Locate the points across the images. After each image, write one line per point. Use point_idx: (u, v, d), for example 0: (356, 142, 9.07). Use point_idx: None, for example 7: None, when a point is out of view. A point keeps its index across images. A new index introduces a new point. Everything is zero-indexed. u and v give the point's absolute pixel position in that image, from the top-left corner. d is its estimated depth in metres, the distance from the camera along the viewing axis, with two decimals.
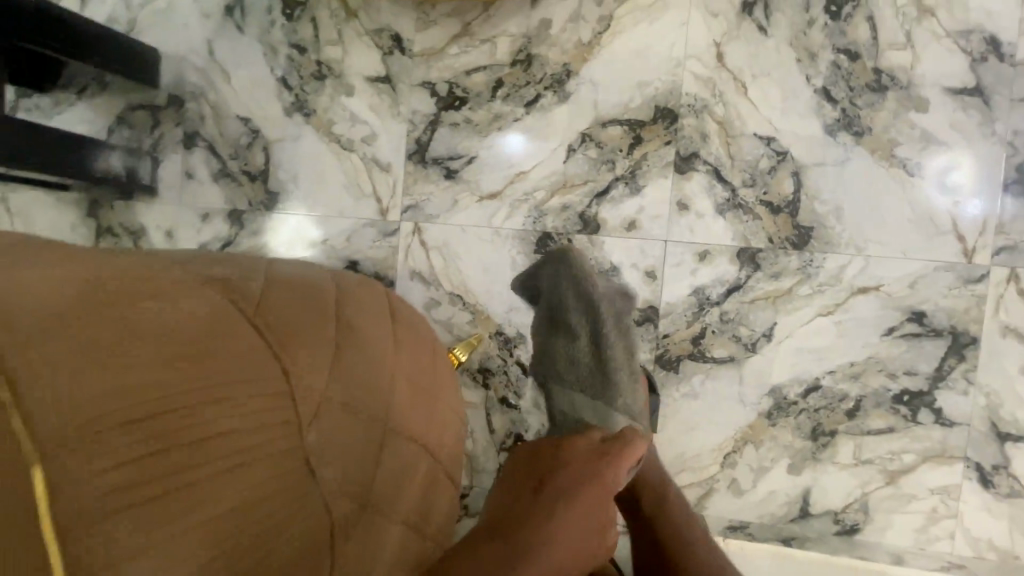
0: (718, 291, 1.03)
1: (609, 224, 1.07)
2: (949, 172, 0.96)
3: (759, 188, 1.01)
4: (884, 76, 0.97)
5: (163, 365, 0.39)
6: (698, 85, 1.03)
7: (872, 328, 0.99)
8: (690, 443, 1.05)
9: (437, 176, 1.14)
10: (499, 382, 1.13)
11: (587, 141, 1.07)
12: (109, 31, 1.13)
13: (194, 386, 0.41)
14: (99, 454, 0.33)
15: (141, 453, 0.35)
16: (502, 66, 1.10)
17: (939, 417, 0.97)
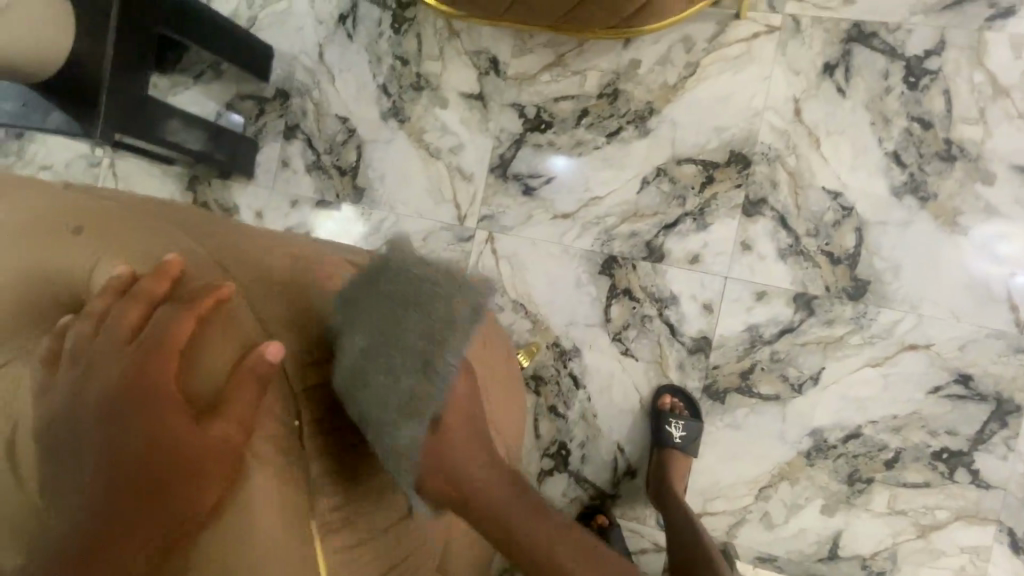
0: (772, 331, 1.09)
1: (673, 255, 1.14)
2: (1001, 238, 1.00)
3: (822, 238, 1.07)
4: (955, 147, 1.02)
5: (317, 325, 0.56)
6: (774, 136, 1.09)
7: (919, 384, 1.03)
8: (728, 472, 1.10)
9: (515, 192, 1.22)
10: (550, 391, 1.19)
11: (661, 175, 1.14)
12: (236, 27, 1.25)
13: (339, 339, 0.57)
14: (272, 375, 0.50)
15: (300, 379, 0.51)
16: (589, 97, 1.18)
17: (976, 478, 1.00)
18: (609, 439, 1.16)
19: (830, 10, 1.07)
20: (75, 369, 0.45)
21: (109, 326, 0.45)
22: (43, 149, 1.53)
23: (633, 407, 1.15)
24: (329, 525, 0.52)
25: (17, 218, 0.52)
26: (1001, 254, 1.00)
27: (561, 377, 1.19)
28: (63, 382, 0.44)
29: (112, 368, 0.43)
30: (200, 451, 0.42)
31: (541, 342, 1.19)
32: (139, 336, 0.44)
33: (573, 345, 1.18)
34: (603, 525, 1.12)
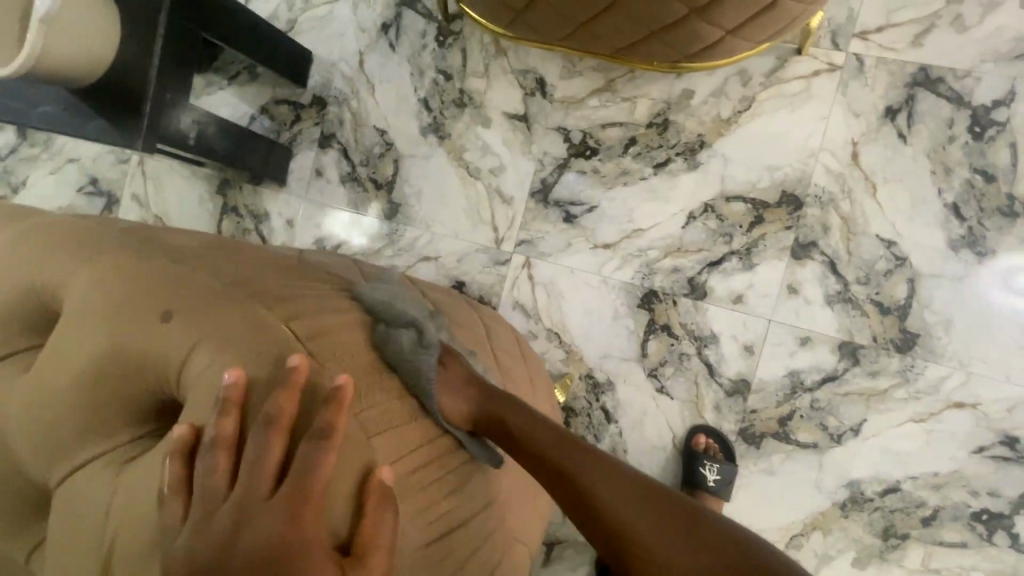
0: (813, 378, 1.06)
1: (716, 294, 1.11)
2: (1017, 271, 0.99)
3: (872, 287, 1.04)
4: (1017, 203, 0.99)
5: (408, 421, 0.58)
6: (828, 179, 1.06)
7: (962, 443, 1.00)
8: (759, 517, 1.08)
9: (556, 218, 1.19)
10: (581, 423, 1.17)
11: (708, 212, 1.12)
12: (275, 31, 1.21)
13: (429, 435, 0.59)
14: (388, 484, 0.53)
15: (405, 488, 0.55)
16: (638, 126, 1.15)
17: (1015, 542, 0.98)
18: None
19: (896, 51, 1.04)
20: (206, 501, 0.46)
21: (247, 471, 0.47)
22: (72, 142, 1.50)
23: (665, 446, 1.13)
24: None
25: (113, 302, 0.54)
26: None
27: (592, 410, 1.17)
28: (195, 526, 0.45)
29: (258, 521, 0.44)
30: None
31: (574, 373, 1.17)
32: (281, 487, 0.46)
33: (607, 378, 1.16)
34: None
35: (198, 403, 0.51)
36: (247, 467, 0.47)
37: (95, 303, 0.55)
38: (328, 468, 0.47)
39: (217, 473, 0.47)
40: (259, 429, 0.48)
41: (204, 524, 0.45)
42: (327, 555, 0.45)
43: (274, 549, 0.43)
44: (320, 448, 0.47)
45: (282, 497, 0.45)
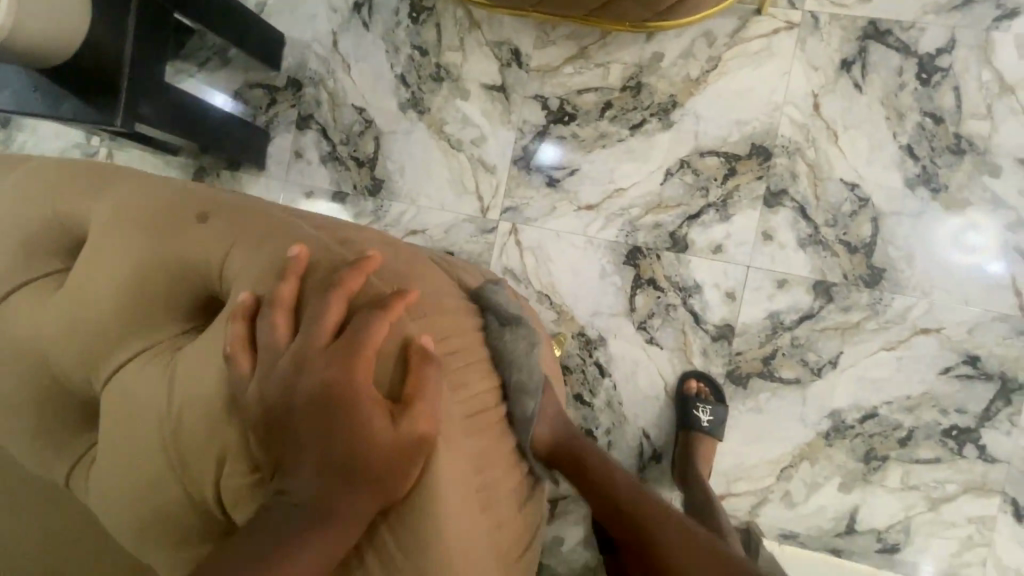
0: (792, 317, 1.13)
1: (697, 246, 1.16)
2: (967, 232, 1.07)
3: (840, 227, 1.11)
4: (964, 141, 1.07)
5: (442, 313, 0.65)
6: (793, 129, 1.13)
7: (930, 366, 1.08)
8: (750, 453, 1.14)
9: (539, 183, 1.22)
10: (576, 380, 1.21)
11: (685, 167, 1.17)
12: (247, 12, 1.20)
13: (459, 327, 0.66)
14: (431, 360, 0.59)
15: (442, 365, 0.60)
16: (612, 90, 1.19)
17: (982, 452, 1.07)
18: (635, 425, 1.19)
19: (847, 8, 1.11)
20: (270, 359, 0.54)
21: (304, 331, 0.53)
22: (33, 138, 1.45)
23: (658, 394, 1.18)
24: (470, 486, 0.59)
25: (172, 224, 0.64)
26: (975, 244, 1.07)
27: (586, 366, 1.20)
28: (261, 377, 0.53)
29: (316, 364, 0.51)
30: (392, 433, 0.51)
31: (567, 332, 1.21)
32: (334, 340, 0.53)
33: (598, 335, 1.20)
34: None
35: (259, 287, 0.59)
36: (306, 325, 0.54)
37: (146, 227, 0.63)
38: (378, 326, 0.53)
39: (281, 332, 0.55)
40: (318, 297, 0.55)
41: (270, 372, 0.53)
42: (375, 399, 0.51)
43: (329, 386, 0.50)
44: (372, 313, 0.54)
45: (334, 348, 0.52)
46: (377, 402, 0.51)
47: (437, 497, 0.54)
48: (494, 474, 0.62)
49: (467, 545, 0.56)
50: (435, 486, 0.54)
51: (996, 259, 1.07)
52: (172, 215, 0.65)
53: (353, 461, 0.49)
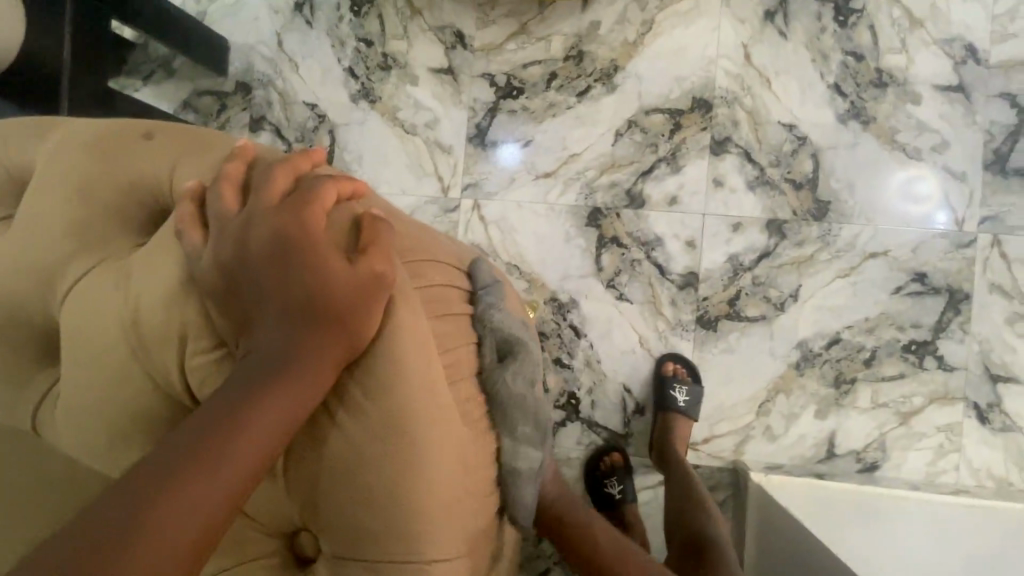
0: (750, 258, 1.17)
1: (654, 200, 1.20)
2: (915, 183, 1.14)
3: (783, 167, 1.17)
4: (885, 75, 1.15)
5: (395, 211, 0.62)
6: (729, 80, 1.19)
7: (882, 288, 1.14)
8: (728, 394, 1.18)
9: (496, 158, 1.25)
10: (553, 344, 1.22)
11: (632, 127, 1.21)
12: (194, 24, 1.21)
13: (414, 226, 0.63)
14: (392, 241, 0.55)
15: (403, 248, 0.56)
16: (556, 61, 1.23)
17: (941, 363, 1.13)
18: (615, 381, 1.21)
19: None
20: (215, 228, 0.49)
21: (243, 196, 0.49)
22: None
23: (634, 348, 1.21)
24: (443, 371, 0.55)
25: (87, 134, 0.57)
26: (923, 194, 1.14)
27: (561, 330, 1.22)
28: (212, 245, 0.48)
29: (268, 218, 0.48)
30: (351, 292, 0.47)
31: (539, 299, 1.23)
32: (286, 198, 0.49)
33: (570, 298, 1.22)
34: (615, 461, 1.18)
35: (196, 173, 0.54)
36: (253, 193, 0.50)
37: (62, 141, 0.56)
38: (329, 188, 0.50)
39: (225, 201, 0.50)
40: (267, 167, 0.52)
41: (219, 238, 0.48)
42: (334, 251, 0.48)
43: (284, 236, 0.47)
44: (324, 177, 0.51)
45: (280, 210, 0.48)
46: (330, 258, 0.47)
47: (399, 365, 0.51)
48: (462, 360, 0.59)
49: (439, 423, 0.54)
50: (395, 356, 0.50)
51: (940, 208, 1.13)
52: (92, 128, 0.58)
53: (309, 321, 0.46)
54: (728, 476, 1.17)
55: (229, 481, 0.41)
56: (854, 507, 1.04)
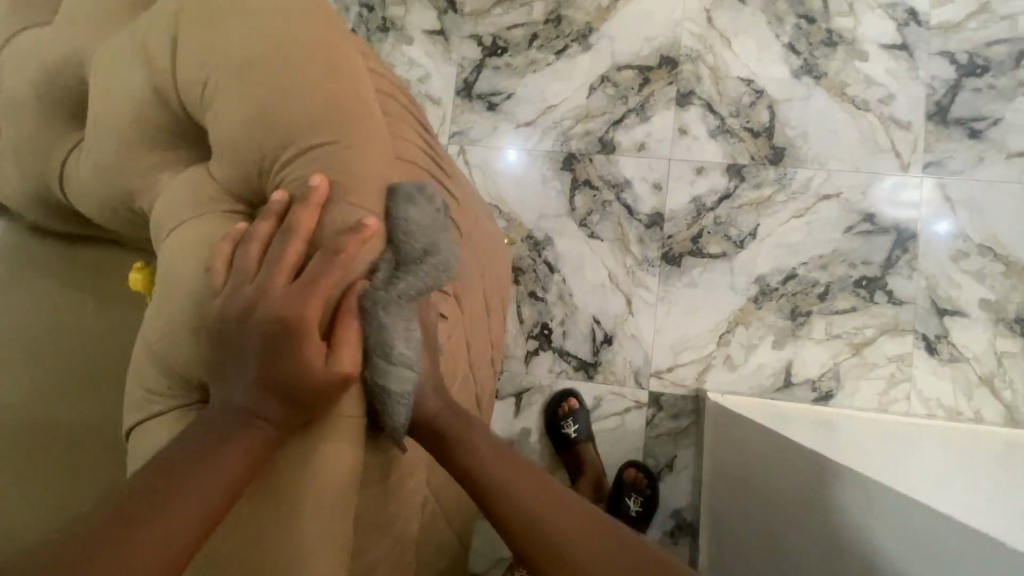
0: (712, 199, 1.27)
1: (623, 147, 1.31)
2: (900, 189, 1.21)
3: (743, 117, 1.27)
4: (835, 35, 1.26)
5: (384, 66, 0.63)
6: (693, 40, 1.30)
7: (835, 227, 1.22)
8: (690, 325, 1.25)
9: (480, 109, 1.37)
10: (528, 278, 1.31)
11: (605, 81, 1.33)
12: None
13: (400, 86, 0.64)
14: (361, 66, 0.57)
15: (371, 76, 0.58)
16: (537, 23, 1.36)
17: (891, 297, 1.20)
18: (585, 314, 1.28)
19: None
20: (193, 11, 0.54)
21: (242, 30, 0.53)
22: None
23: (603, 283, 1.28)
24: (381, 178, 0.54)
25: None
26: (912, 200, 1.21)
27: (536, 265, 1.31)
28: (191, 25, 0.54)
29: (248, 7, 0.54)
30: (298, 70, 0.52)
31: (516, 237, 1.32)
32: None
33: (545, 236, 1.31)
34: (574, 406, 1.24)
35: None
36: None
37: None
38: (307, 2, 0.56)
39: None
40: None
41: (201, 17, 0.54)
42: (294, 41, 0.53)
43: (258, 19, 0.53)
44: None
45: (273, 87, 0.52)
46: (290, 43, 0.53)
47: (311, 325, 0.49)
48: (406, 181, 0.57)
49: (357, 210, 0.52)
50: (320, 133, 0.52)
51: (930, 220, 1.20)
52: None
53: (260, 86, 0.52)
54: (691, 404, 1.24)
55: (201, 505, 0.46)
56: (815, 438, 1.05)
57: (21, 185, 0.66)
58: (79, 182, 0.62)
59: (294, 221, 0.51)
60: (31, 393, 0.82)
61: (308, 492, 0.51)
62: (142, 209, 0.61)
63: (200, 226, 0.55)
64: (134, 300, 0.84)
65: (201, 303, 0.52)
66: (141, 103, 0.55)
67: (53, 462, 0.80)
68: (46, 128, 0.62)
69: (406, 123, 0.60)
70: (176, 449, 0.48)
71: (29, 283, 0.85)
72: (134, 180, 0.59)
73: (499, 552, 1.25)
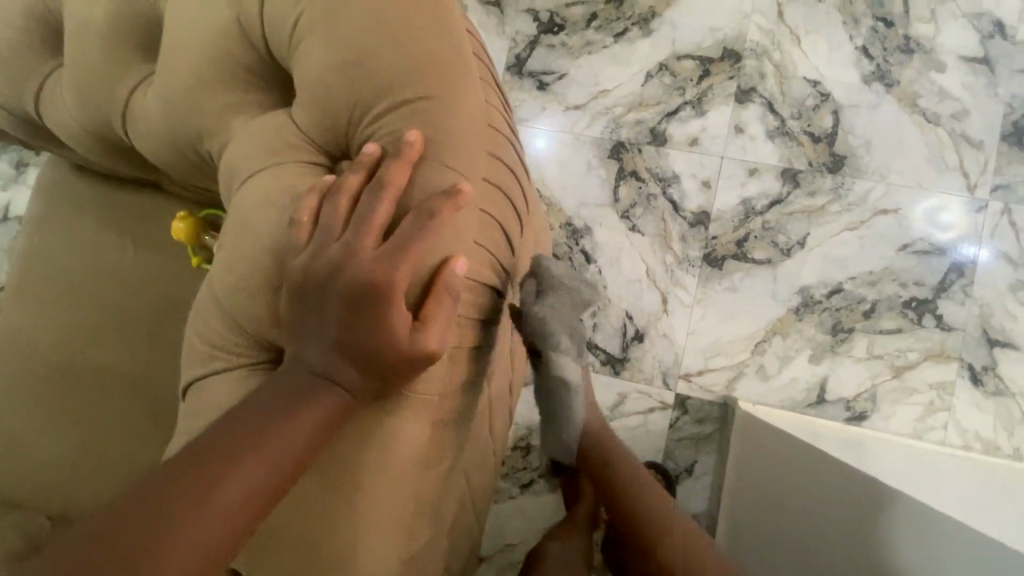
0: (763, 203, 1.22)
1: (676, 140, 1.26)
2: (938, 214, 1.16)
3: (804, 120, 1.22)
4: (912, 42, 1.19)
5: (473, 34, 0.61)
6: (760, 35, 1.25)
7: (889, 244, 1.17)
8: (726, 331, 1.22)
9: (530, 87, 1.31)
10: (563, 267, 1.27)
11: (663, 70, 1.27)
12: None
13: (486, 56, 0.62)
14: (460, 29, 0.55)
15: (468, 42, 0.56)
16: (598, 3, 1.30)
17: (940, 321, 1.15)
18: (618, 308, 1.25)
19: None
20: None
21: None
22: None
23: (640, 279, 1.25)
24: (476, 146, 0.53)
25: None
26: (947, 222, 1.16)
27: (573, 254, 1.27)
28: None
29: None
30: (405, 27, 0.51)
31: (555, 223, 1.28)
32: None
33: (584, 225, 1.27)
34: None
35: None
36: None
37: None
38: None
39: None
40: None
41: None
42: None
43: None
44: None
45: (377, 40, 0.50)
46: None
47: (400, 293, 0.47)
48: (494, 152, 0.55)
49: (453, 177, 0.51)
50: (422, 94, 0.50)
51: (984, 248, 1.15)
52: None
53: (365, 39, 0.50)
54: (717, 410, 1.21)
55: (272, 469, 0.45)
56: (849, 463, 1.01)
57: (79, 119, 0.64)
58: (144, 121, 0.60)
59: (385, 177, 0.48)
60: (67, 335, 0.82)
61: (375, 468, 0.51)
62: (209, 151, 0.59)
63: (278, 174, 0.52)
64: (176, 248, 0.83)
65: (280, 258, 0.50)
66: (224, 37, 0.53)
67: (88, 401, 0.81)
68: (111, 63, 0.59)
69: (494, 96, 0.58)
70: (247, 413, 0.47)
71: (71, 224, 0.84)
72: (203, 122, 0.56)
73: (507, 537, 1.25)
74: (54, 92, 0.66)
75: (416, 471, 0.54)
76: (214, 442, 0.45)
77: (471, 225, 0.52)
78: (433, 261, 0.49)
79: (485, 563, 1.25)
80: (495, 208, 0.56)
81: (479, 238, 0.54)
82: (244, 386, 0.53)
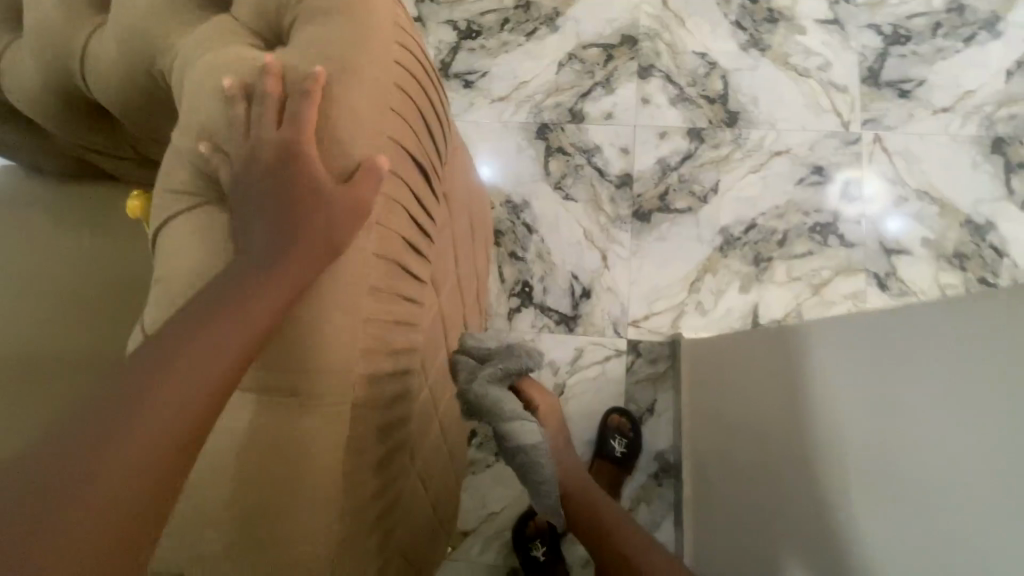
0: (676, 159, 1.37)
1: (593, 116, 1.41)
2: (851, 185, 1.32)
3: (699, 86, 1.39)
4: (775, 13, 1.40)
5: None
6: (651, 21, 1.43)
7: (788, 180, 1.33)
8: (663, 276, 1.33)
9: (458, 86, 1.45)
10: (509, 240, 1.37)
11: (573, 59, 1.43)
12: None
13: None
14: None
15: None
16: (508, 9, 1.47)
17: (842, 240, 1.30)
18: (564, 270, 1.35)
19: None
20: None
21: None
22: None
23: (578, 240, 1.36)
24: (394, 35, 0.59)
25: None
26: (866, 193, 1.31)
27: (516, 227, 1.37)
28: None
29: None
30: None
31: (495, 202, 1.38)
32: None
33: (522, 200, 1.38)
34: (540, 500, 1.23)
35: None
36: None
37: None
38: None
39: None
40: None
41: None
42: None
43: None
44: None
45: None
46: None
47: (331, 133, 0.53)
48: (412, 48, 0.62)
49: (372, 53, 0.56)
50: None
51: (886, 211, 1.30)
52: None
53: None
54: (667, 349, 1.31)
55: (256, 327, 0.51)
56: (764, 358, 0.94)
57: (37, 82, 0.69)
58: (91, 67, 0.65)
59: (313, 44, 0.55)
60: (15, 326, 0.83)
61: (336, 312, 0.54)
62: (154, 75, 0.62)
63: (214, 55, 0.57)
64: (134, 231, 0.88)
65: (220, 121, 0.54)
66: None
67: (41, 386, 0.82)
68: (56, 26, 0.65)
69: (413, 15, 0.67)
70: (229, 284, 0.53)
71: (29, 221, 0.88)
72: (145, 46, 0.61)
73: (489, 505, 1.28)
74: (10, 65, 0.71)
75: (368, 299, 0.56)
76: (205, 309, 0.51)
77: (394, 95, 0.57)
78: (350, 112, 0.54)
79: (471, 536, 1.27)
80: (412, 86, 0.60)
81: (395, 105, 0.58)
82: (198, 233, 0.56)
